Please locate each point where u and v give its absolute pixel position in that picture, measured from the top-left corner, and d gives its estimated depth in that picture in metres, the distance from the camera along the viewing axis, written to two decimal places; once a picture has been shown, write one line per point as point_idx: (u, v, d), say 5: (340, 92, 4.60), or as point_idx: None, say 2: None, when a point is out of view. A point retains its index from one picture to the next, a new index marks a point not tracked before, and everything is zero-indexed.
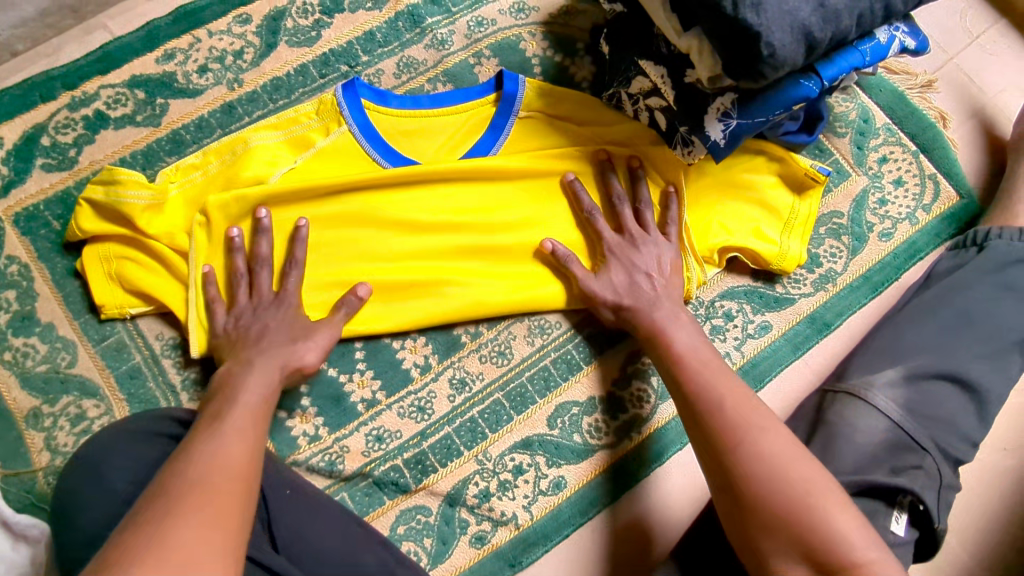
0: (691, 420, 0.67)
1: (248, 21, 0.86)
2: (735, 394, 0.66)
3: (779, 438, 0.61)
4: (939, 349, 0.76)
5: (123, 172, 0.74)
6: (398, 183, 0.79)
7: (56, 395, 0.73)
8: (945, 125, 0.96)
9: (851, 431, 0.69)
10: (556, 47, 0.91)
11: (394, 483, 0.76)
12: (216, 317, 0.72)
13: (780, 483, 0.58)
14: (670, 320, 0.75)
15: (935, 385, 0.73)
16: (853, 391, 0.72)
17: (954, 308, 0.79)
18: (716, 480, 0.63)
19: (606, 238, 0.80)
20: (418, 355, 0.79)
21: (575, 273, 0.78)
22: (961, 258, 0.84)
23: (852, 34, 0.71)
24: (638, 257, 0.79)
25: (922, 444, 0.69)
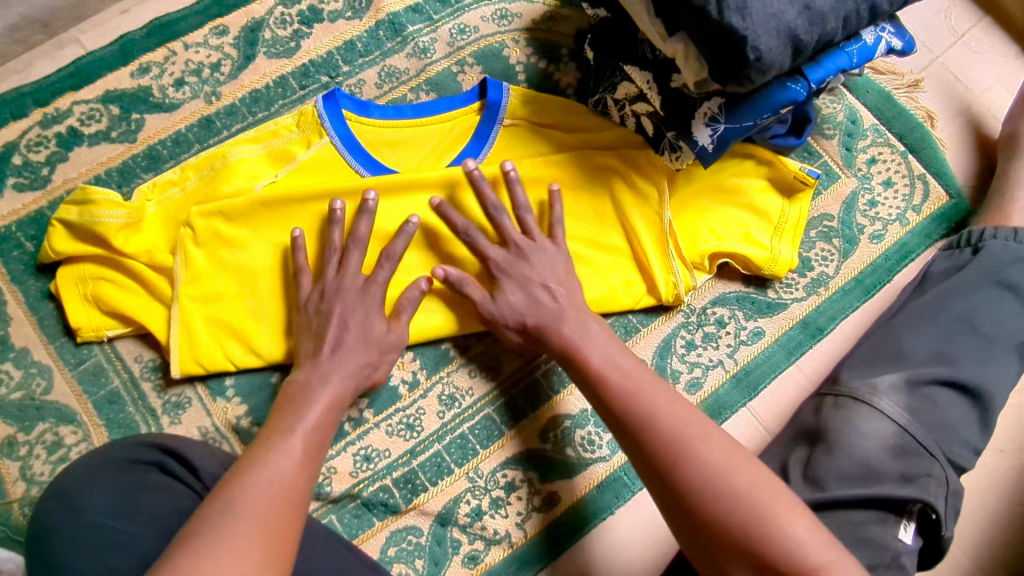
0: (624, 438, 0.63)
1: (225, 32, 0.84)
2: (664, 404, 0.62)
3: (719, 445, 0.58)
4: (935, 353, 0.75)
5: (96, 192, 0.72)
6: (382, 195, 0.77)
7: (31, 423, 0.71)
8: (932, 124, 0.96)
9: (855, 432, 0.69)
10: (540, 53, 0.90)
11: (383, 504, 0.74)
12: (304, 288, 0.71)
13: (731, 493, 0.55)
14: (581, 330, 0.71)
15: (936, 391, 0.73)
16: (857, 395, 0.72)
17: (950, 311, 0.78)
18: (662, 499, 0.59)
19: (493, 257, 0.74)
20: (406, 371, 0.77)
21: (471, 295, 0.74)
22: (957, 260, 0.84)
23: (839, 35, 0.70)
24: (536, 273, 0.74)
25: (931, 451, 0.68)
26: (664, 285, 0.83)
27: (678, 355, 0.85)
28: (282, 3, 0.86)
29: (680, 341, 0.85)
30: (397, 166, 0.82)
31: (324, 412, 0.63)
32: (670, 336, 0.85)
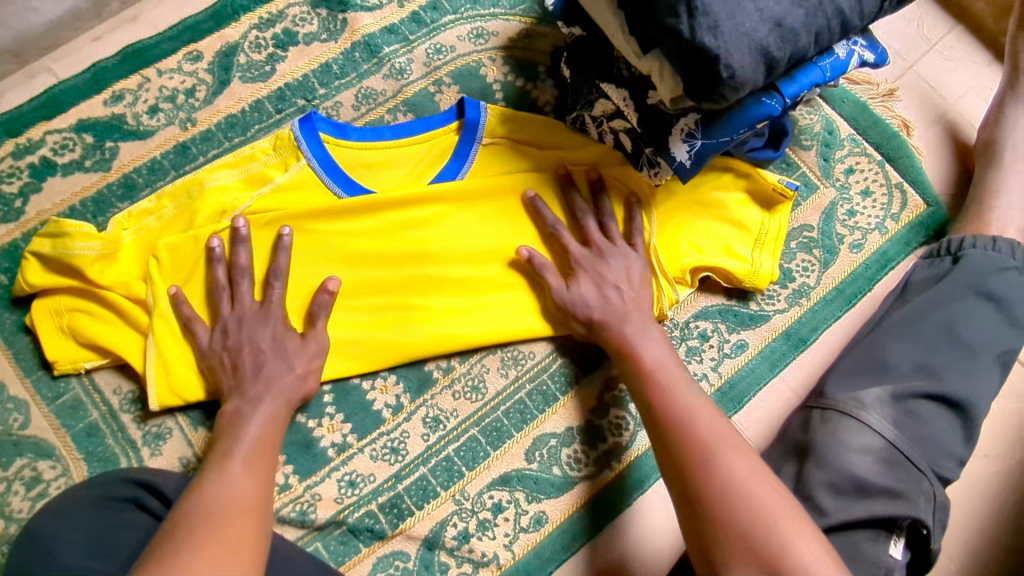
0: (658, 437, 0.67)
1: (199, 57, 0.83)
2: (704, 412, 0.66)
3: (745, 460, 0.62)
4: (916, 364, 0.76)
5: (70, 223, 0.71)
6: (361, 216, 0.77)
7: (8, 459, 0.70)
8: (908, 133, 0.97)
9: (843, 447, 0.70)
10: (517, 71, 0.90)
11: (370, 529, 0.73)
12: (200, 336, 0.70)
13: (742, 502, 0.58)
14: (641, 334, 0.74)
15: (921, 405, 0.74)
16: (844, 408, 0.73)
17: (933, 321, 0.79)
18: (678, 496, 0.63)
19: (573, 252, 0.79)
20: (389, 395, 0.77)
21: (549, 282, 0.77)
22: (937, 269, 0.84)
23: (812, 51, 0.70)
24: (609, 267, 0.78)
25: (921, 468, 0.70)
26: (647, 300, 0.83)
27: None
28: (257, 27, 0.85)
29: None
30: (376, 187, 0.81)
31: (259, 439, 0.64)
32: None
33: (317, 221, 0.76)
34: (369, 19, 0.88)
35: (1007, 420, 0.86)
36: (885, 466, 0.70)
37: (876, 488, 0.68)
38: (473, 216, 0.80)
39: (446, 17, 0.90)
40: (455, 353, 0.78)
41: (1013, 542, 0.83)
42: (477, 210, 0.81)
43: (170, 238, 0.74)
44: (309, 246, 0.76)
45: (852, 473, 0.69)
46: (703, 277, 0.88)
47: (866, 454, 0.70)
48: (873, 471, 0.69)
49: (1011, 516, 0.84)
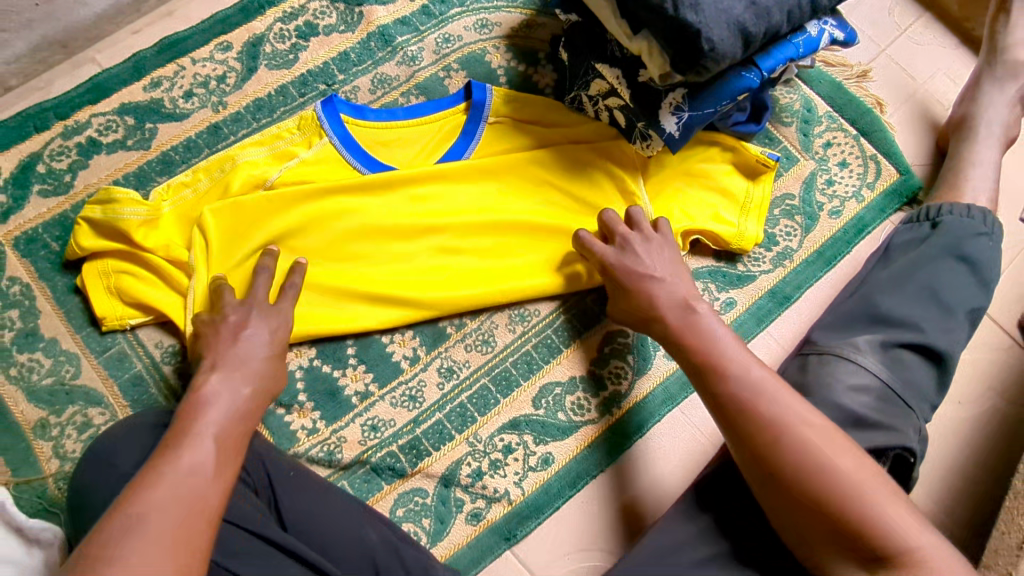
0: (726, 424, 0.65)
1: (229, 48, 0.91)
2: (770, 385, 0.63)
3: (822, 432, 0.60)
4: (904, 316, 0.81)
5: (119, 191, 0.79)
6: (379, 190, 0.84)
7: (62, 406, 0.77)
8: (881, 110, 1.04)
9: (838, 384, 0.76)
10: (519, 57, 0.98)
11: (391, 468, 0.80)
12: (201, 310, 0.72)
13: (831, 482, 0.57)
14: (690, 318, 0.72)
15: (904, 353, 0.80)
16: (840, 352, 0.78)
17: (918, 282, 0.84)
18: (759, 481, 0.61)
19: (606, 257, 0.80)
20: (407, 347, 0.84)
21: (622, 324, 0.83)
22: (918, 233, 0.90)
23: (784, 28, 0.78)
24: (646, 265, 0.78)
25: (907, 403, 0.76)
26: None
27: None
28: (281, 20, 0.94)
29: None
30: (391, 162, 0.89)
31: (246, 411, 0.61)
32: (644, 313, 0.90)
33: (343, 194, 0.83)
34: (383, 12, 0.96)
35: (978, 369, 0.93)
36: (879, 403, 0.75)
37: (864, 420, 0.74)
38: (481, 191, 0.88)
39: (453, 10, 0.98)
40: (465, 311, 0.85)
41: (985, 481, 0.89)
42: (484, 185, 0.88)
43: (210, 205, 0.81)
44: (323, 215, 0.82)
45: (846, 410, 0.74)
46: (694, 241, 0.95)
47: (863, 395, 0.75)
48: (869, 407, 0.74)
49: (985, 456, 0.90)
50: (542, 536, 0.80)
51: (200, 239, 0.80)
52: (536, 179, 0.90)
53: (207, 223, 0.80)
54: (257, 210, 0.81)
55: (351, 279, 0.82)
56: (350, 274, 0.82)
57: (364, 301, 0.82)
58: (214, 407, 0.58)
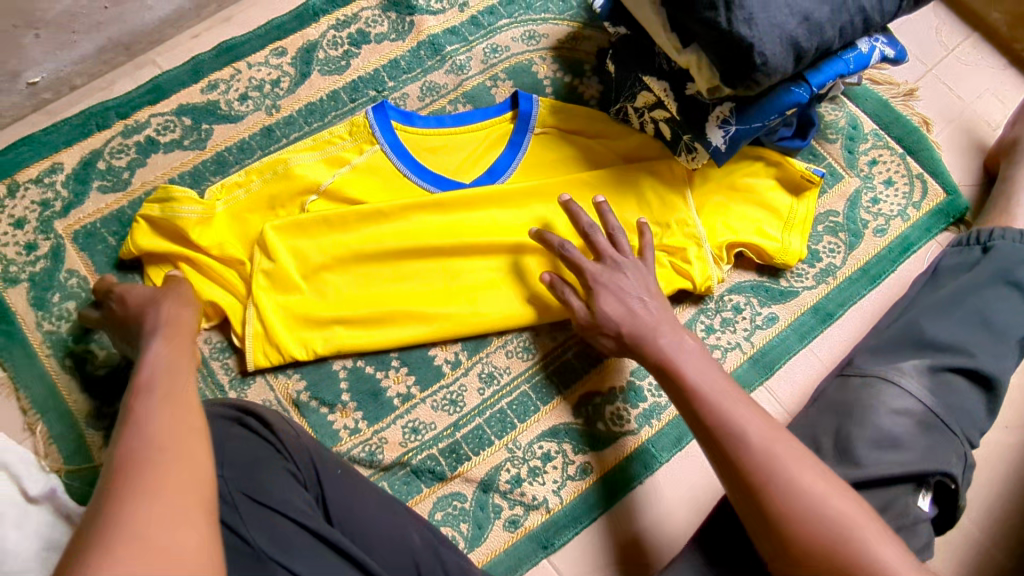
0: (716, 456, 0.65)
1: (284, 53, 0.94)
2: (758, 423, 0.65)
3: (811, 468, 0.61)
4: (951, 341, 0.80)
5: (177, 189, 0.80)
6: (434, 210, 0.85)
7: (113, 397, 0.79)
8: (928, 129, 1.03)
9: (882, 407, 0.75)
10: (565, 69, 0.99)
11: (431, 471, 0.80)
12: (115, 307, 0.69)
13: (823, 523, 0.58)
14: (676, 346, 0.74)
15: (954, 377, 0.78)
16: (884, 375, 0.78)
17: (966, 308, 0.83)
18: (751, 518, 0.62)
19: (589, 274, 0.79)
20: (449, 352, 0.84)
21: (573, 306, 0.80)
22: (967, 258, 0.89)
23: (835, 44, 0.78)
24: (628, 287, 0.78)
25: (951, 428, 0.74)
26: (700, 275, 0.89)
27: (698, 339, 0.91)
28: (334, 27, 0.96)
29: (700, 326, 0.91)
30: (437, 169, 0.90)
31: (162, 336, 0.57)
32: (691, 322, 0.92)
33: (402, 215, 0.84)
34: (433, 21, 0.98)
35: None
36: (921, 427, 0.74)
37: (903, 442, 0.72)
38: (530, 210, 0.88)
39: (501, 21, 1.00)
40: (513, 329, 0.86)
41: None
42: (544, 207, 0.89)
43: (271, 223, 0.82)
44: (377, 236, 0.84)
45: (884, 429, 0.73)
46: (738, 255, 0.94)
47: (903, 415, 0.74)
48: (908, 430, 0.74)
49: None
50: (579, 547, 0.80)
51: (262, 259, 0.81)
52: (586, 196, 0.91)
53: (270, 241, 0.81)
54: (316, 229, 0.83)
55: (403, 298, 0.83)
56: (402, 293, 0.84)
57: (417, 320, 0.83)
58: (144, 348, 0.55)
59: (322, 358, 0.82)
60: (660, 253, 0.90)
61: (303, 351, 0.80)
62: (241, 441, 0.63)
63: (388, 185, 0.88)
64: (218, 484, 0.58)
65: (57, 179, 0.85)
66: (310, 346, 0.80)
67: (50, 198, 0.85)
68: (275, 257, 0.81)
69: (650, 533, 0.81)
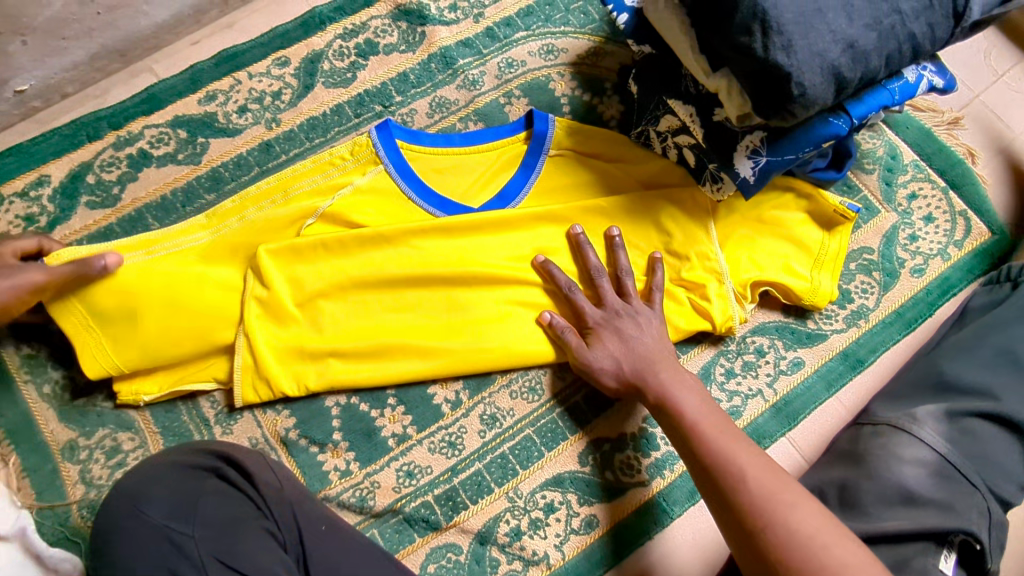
0: (715, 498, 0.63)
1: (287, 63, 0.89)
2: (761, 468, 0.63)
3: (813, 513, 0.57)
4: (972, 383, 0.72)
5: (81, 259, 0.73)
6: (439, 235, 0.80)
7: (92, 428, 0.75)
8: (973, 161, 0.96)
9: (894, 458, 0.67)
10: (585, 86, 0.93)
11: (425, 520, 0.75)
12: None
13: (822, 567, 0.53)
14: (678, 384, 0.73)
15: (976, 423, 0.69)
16: (896, 424, 0.71)
17: (990, 345, 0.75)
18: (750, 564, 0.58)
19: (589, 315, 0.78)
20: (449, 391, 0.79)
21: (570, 343, 0.77)
22: (996, 295, 0.83)
23: (881, 74, 0.71)
24: (632, 328, 0.77)
25: (973, 482, 0.64)
26: (721, 315, 0.83)
27: (718, 382, 0.85)
28: (341, 36, 0.91)
29: (719, 369, 0.85)
30: (443, 191, 0.84)
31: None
32: (710, 364, 0.85)
33: (406, 240, 0.79)
34: (445, 32, 0.93)
35: None
36: (936, 479, 0.65)
37: (922, 499, 0.64)
38: (543, 236, 0.83)
39: (519, 33, 0.94)
40: (516, 368, 0.80)
41: None
42: (558, 234, 0.83)
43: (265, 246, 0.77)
44: (376, 263, 0.78)
45: (897, 482, 0.65)
46: (764, 293, 0.88)
47: (916, 466, 0.66)
48: (923, 484, 0.65)
49: None
50: None
51: (254, 286, 0.76)
52: (604, 225, 0.85)
53: (264, 264, 0.76)
54: (314, 251, 0.77)
55: (403, 330, 0.78)
56: (402, 325, 0.78)
57: (417, 355, 0.77)
58: None
59: (314, 394, 0.77)
60: (679, 287, 0.84)
61: (293, 386, 0.75)
62: (218, 499, 0.60)
63: (391, 209, 0.82)
64: (188, 544, 0.57)
65: (43, 193, 0.81)
66: (302, 380, 0.76)
67: (35, 213, 0.80)
68: (268, 283, 0.76)
69: None
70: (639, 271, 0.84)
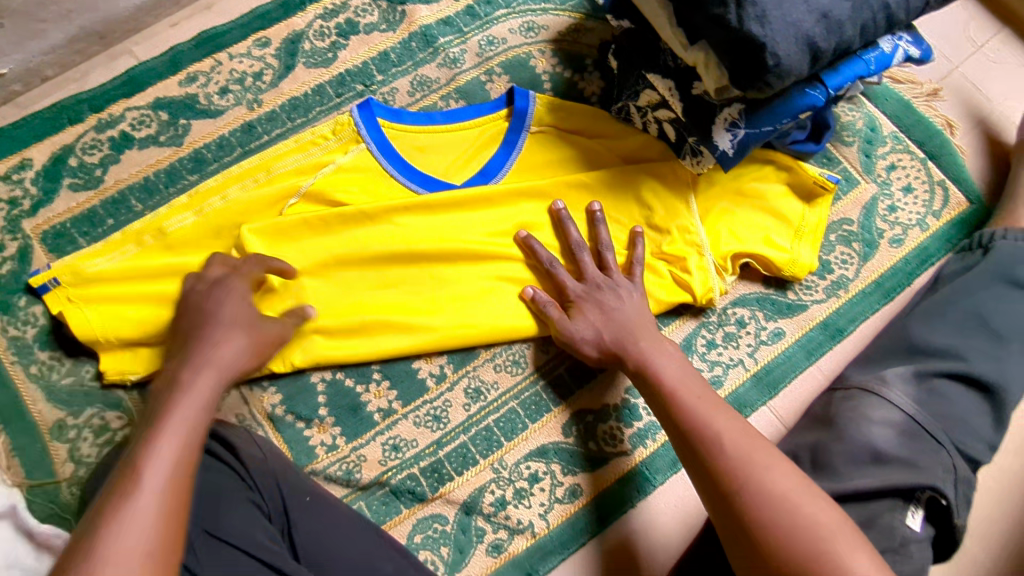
0: (691, 460, 0.64)
1: (267, 44, 0.89)
2: (737, 430, 0.64)
3: (787, 474, 0.59)
4: (942, 346, 0.74)
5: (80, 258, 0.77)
6: (421, 212, 0.81)
7: (80, 407, 0.76)
8: (951, 132, 0.97)
9: (864, 419, 0.68)
10: (565, 63, 0.93)
11: (411, 492, 0.76)
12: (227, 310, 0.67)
13: (794, 526, 0.55)
14: (658, 352, 0.74)
15: (944, 384, 0.71)
16: (866, 386, 0.72)
17: (963, 310, 0.77)
18: (723, 524, 0.60)
19: (570, 289, 0.79)
20: (434, 365, 0.80)
21: (552, 317, 0.78)
22: (968, 261, 0.84)
23: (856, 43, 0.72)
24: (610, 297, 0.78)
25: (939, 439, 0.66)
26: (701, 287, 0.84)
27: (699, 353, 0.86)
28: (321, 17, 0.91)
29: (701, 341, 0.86)
30: (426, 168, 0.85)
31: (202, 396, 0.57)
32: (691, 336, 0.87)
33: (389, 218, 0.80)
34: (425, 11, 0.93)
35: None
36: (902, 438, 0.66)
37: (889, 457, 0.65)
38: (525, 212, 0.83)
39: (499, 11, 0.94)
40: (500, 343, 0.81)
41: None
42: (539, 209, 0.84)
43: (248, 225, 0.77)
44: (358, 241, 0.79)
45: (870, 443, 0.66)
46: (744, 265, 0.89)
47: (884, 426, 0.67)
48: (890, 442, 0.66)
49: None
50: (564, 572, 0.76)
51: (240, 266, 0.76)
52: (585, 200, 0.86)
53: (248, 245, 0.76)
54: (297, 231, 0.78)
55: (387, 306, 0.79)
56: (386, 302, 0.79)
57: (401, 331, 0.78)
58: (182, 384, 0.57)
59: (299, 370, 0.77)
60: (660, 261, 0.85)
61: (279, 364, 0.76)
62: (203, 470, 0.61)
63: (374, 188, 0.83)
64: None
65: (26, 176, 0.81)
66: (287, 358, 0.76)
67: (18, 196, 0.81)
68: None
69: (640, 545, 0.78)
70: (621, 246, 0.85)
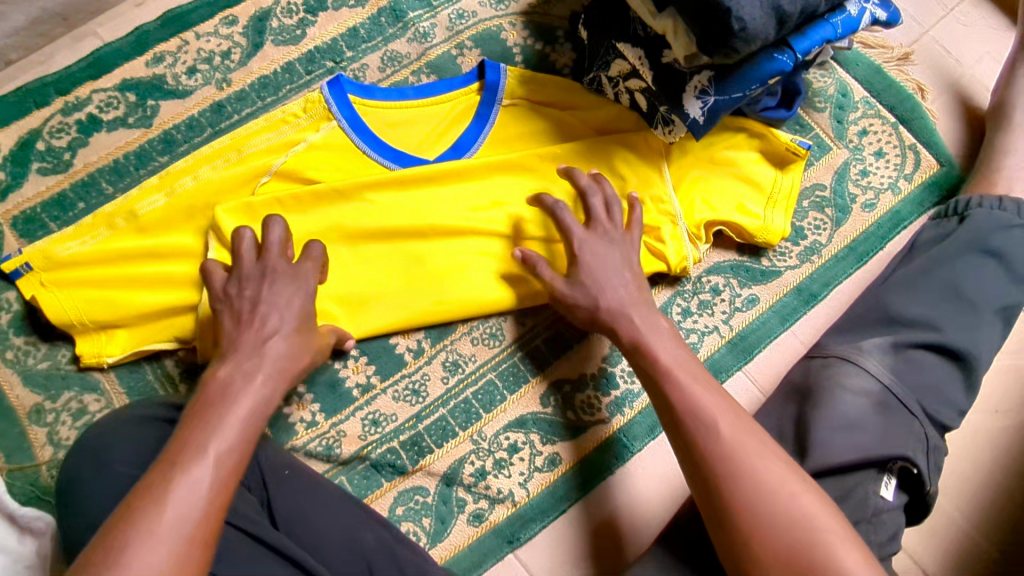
0: (682, 440, 0.63)
1: (234, 22, 0.88)
2: (731, 413, 0.62)
3: (777, 463, 0.58)
4: (916, 316, 0.75)
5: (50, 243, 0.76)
6: (394, 188, 0.80)
7: (58, 391, 0.76)
8: (923, 96, 0.97)
9: (838, 387, 0.69)
10: (536, 35, 0.93)
11: (391, 465, 0.77)
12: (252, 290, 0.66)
13: (781, 518, 0.55)
14: (652, 327, 0.72)
15: (920, 354, 0.73)
16: (844, 355, 0.72)
17: (931, 272, 0.78)
18: (709, 511, 0.60)
19: (573, 233, 0.76)
20: (411, 340, 0.81)
21: (545, 274, 0.76)
22: (943, 229, 0.84)
23: (822, 6, 0.72)
24: (609, 251, 0.76)
25: (911, 410, 0.68)
26: (675, 256, 0.84)
27: (675, 321, 0.86)
28: None
29: (677, 309, 0.87)
30: (399, 144, 0.84)
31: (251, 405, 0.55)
32: (667, 304, 0.87)
33: (363, 195, 0.80)
34: None
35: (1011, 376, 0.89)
36: (877, 408, 0.67)
37: (857, 416, 0.66)
38: (500, 185, 0.83)
39: None
40: (477, 317, 0.81)
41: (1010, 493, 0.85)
42: (513, 182, 0.84)
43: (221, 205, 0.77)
44: (333, 218, 0.79)
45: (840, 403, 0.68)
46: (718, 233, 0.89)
47: (861, 396, 0.68)
48: (866, 412, 0.67)
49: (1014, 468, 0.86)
50: (546, 539, 0.77)
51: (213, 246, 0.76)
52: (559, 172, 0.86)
53: (222, 225, 0.76)
54: (270, 210, 0.78)
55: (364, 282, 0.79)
56: (363, 278, 0.79)
57: (378, 306, 0.79)
58: (228, 394, 0.55)
59: None
60: None
61: None
62: None
63: (347, 165, 0.82)
64: None
65: None
66: None
67: None
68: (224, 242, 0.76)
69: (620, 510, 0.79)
70: None
